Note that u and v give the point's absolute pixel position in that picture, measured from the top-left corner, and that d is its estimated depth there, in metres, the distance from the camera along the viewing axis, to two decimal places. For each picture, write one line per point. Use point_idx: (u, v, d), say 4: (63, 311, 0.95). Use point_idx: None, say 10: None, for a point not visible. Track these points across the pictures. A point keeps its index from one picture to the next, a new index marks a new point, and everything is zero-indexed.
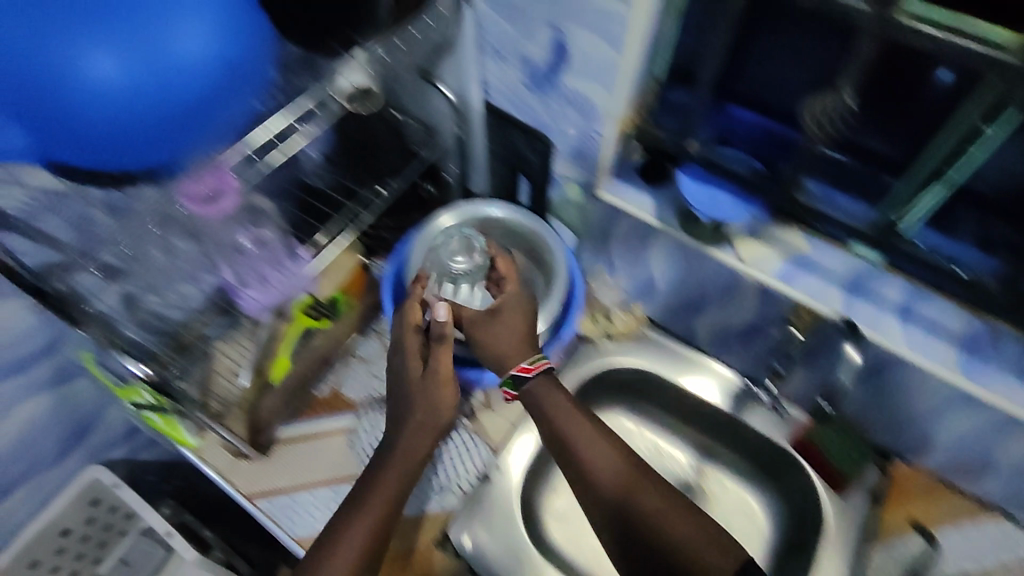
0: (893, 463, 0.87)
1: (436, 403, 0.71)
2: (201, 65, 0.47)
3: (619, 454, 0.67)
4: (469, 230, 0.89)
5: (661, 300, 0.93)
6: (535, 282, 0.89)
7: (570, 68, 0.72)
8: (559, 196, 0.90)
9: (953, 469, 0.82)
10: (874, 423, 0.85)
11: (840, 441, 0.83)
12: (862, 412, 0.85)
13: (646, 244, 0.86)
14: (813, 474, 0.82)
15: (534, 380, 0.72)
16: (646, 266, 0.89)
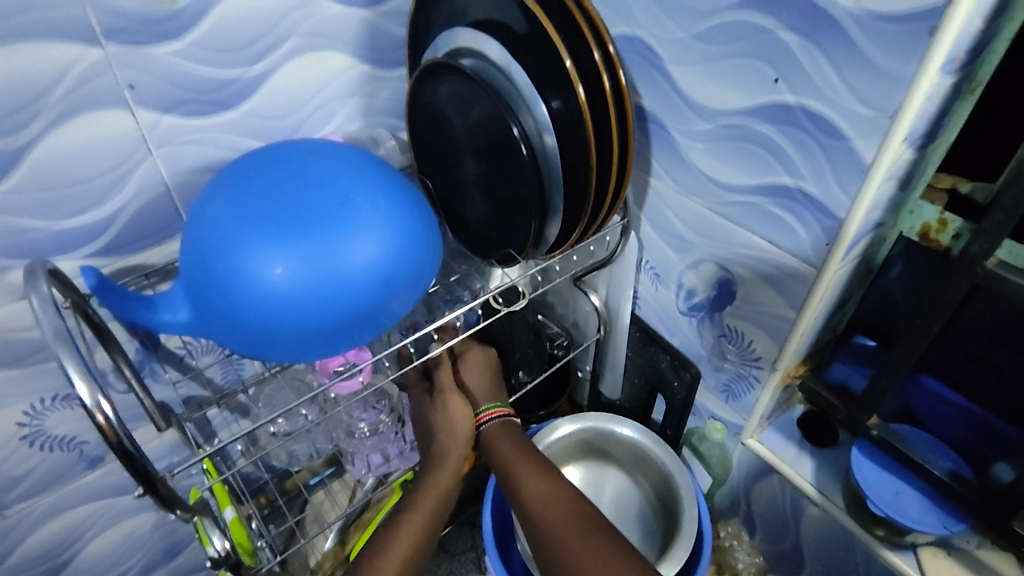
0: None
1: (451, 423, 0.64)
2: (365, 281, 0.49)
3: (555, 503, 0.59)
4: (591, 441, 0.81)
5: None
6: (655, 523, 0.77)
7: (733, 308, 0.66)
8: (697, 427, 0.80)
9: None
10: None
11: None
12: None
13: (796, 512, 0.72)
14: None
15: (492, 430, 0.65)
16: (790, 535, 0.75)
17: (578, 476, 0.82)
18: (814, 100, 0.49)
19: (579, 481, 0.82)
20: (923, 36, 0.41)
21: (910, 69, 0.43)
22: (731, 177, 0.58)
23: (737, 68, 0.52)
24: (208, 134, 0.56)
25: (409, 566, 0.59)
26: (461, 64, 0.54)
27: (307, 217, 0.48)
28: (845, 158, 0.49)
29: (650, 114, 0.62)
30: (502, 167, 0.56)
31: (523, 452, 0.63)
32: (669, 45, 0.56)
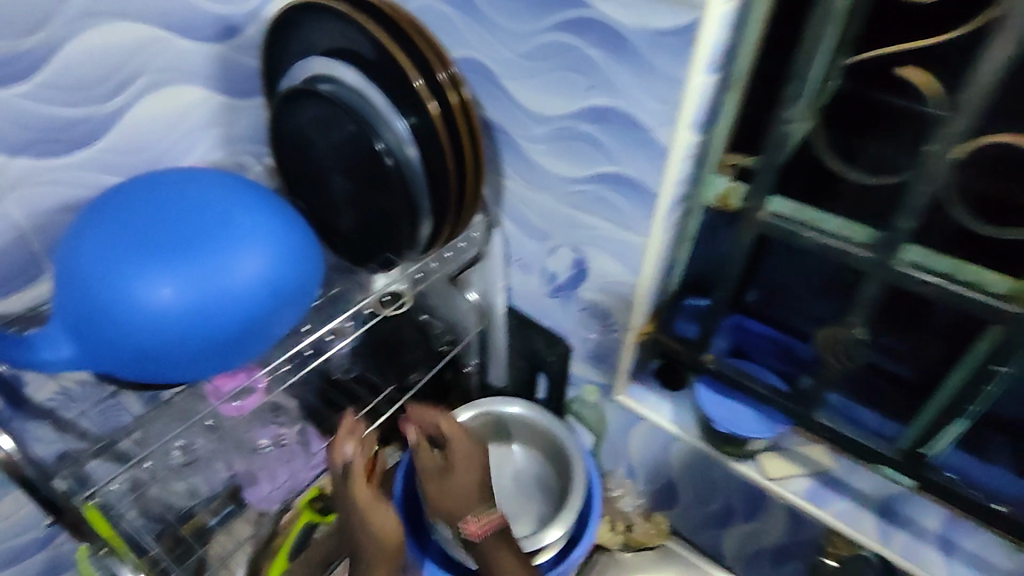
0: None
1: (376, 534, 0.59)
2: (252, 295, 0.52)
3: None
4: (486, 427, 0.88)
5: (681, 507, 0.91)
6: (554, 485, 0.86)
7: (588, 284, 0.77)
8: (577, 394, 0.91)
9: None
10: None
11: None
12: None
13: (665, 448, 0.84)
14: None
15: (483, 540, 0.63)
16: (665, 470, 0.87)
17: None
18: (619, 101, 0.60)
19: None
20: (686, 45, 0.54)
21: (682, 72, 0.55)
22: (569, 171, 0.69)
23: (558, 78, 0.63)
24: (64, 171, 0.56)
25: None
26: (319, 89, 0.59)
27: (187, 240, 0.50)
28: (648, 145, 0.61)
29: (495, 123, 0.71)
30: (369, 179, 0.62)
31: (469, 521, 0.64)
32: (500, 62, 0.66)
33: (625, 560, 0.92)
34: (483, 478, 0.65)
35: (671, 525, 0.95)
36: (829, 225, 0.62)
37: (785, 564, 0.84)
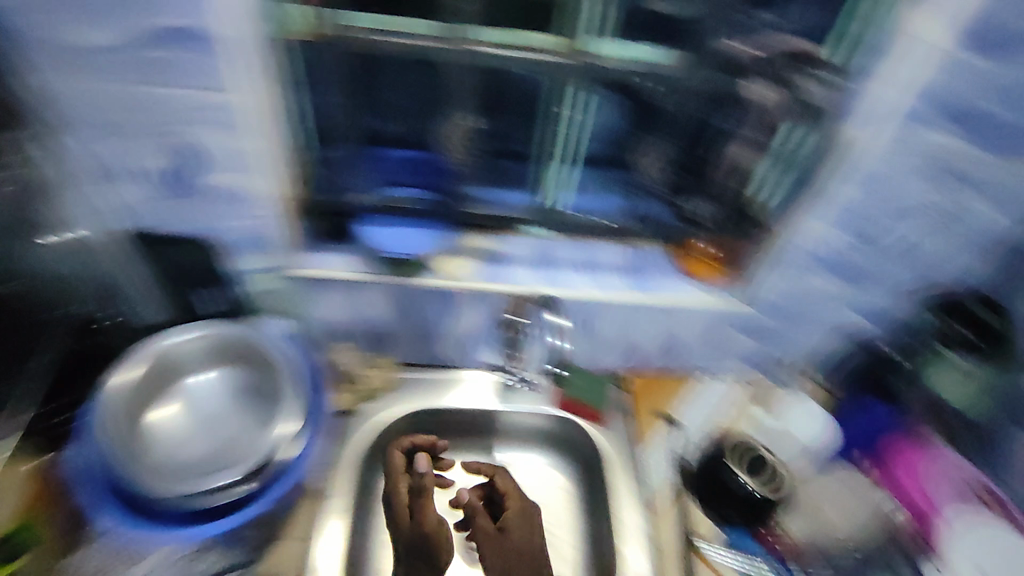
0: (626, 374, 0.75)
1: (431, 543, 0.57)
2: None
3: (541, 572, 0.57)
4: (165, 372, 0.63)
5: (402, 350, 0.74)
6: (259, 387, 0.64)
7: (200, 176, 0.59)
8: (258, 270, 0.66)
9: (668, 353, 0.73)
10: (591, 352, 0.73)
11: (575, 373, 0.74)
12: (583, 348, 0.73)
13: (312, 290, 0.66)
14: (580, 424, 0.69)
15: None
16: (361, 320, 0.70)
17: (186, 403, 0.64)
18: None
19: (184, 405, 0.63)
20: None
21: None
22: (94, 34, 0.50)
23: None
24: None
25: None
26: None
27: None
28: None
29: None
30: None
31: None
32: None
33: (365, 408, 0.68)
34: (437, 519, 0.58)
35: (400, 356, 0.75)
36: (410, 24, 0.57)
37: (459, 314, 0.69)
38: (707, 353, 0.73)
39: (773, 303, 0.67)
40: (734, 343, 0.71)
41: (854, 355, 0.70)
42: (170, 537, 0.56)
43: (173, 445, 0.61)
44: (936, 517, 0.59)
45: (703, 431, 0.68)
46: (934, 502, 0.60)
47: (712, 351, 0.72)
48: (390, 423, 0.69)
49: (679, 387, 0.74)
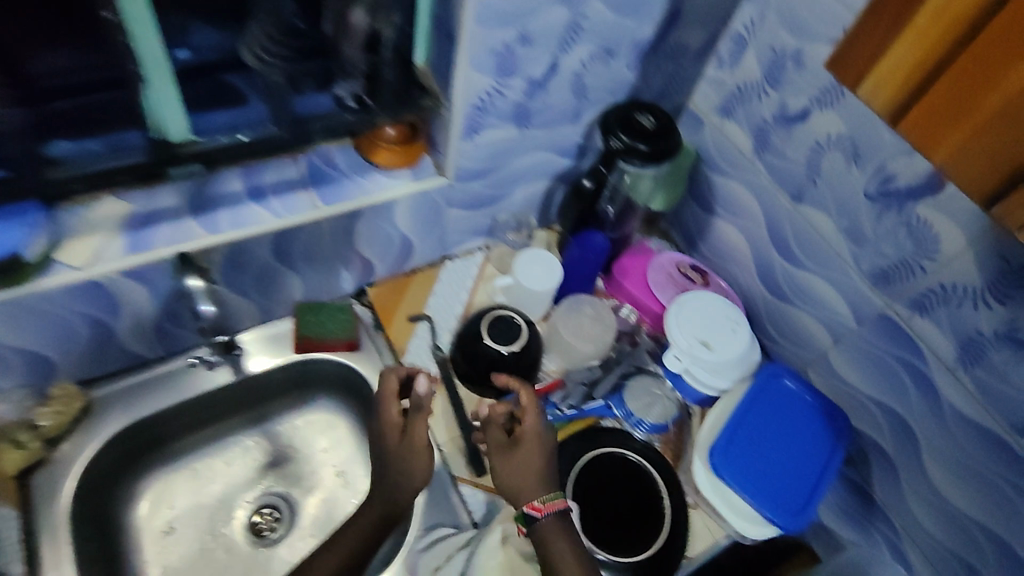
0: (369, 290, 1.02)
1: (410, 470, 0.81)
2: None
3: (537, 472, 0.80)
4: None
5: (131, 306, 0.78)
6: None
7: None
8: (101, 246, 0.73)
9: (402, 259, 1.01)
10: (327, 283, 0.96)
11: (313, 314, 0.94)
12: (314, 287, 0.95)
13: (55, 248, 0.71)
14: (327, 356, 0.97)
15: (546, 518, 0.76)
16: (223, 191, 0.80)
17: None
18: None
19: None
20: None
21: None
22: None
23: None
24: None
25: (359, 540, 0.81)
26: None
27: None
28: None
29: None
30: None
31: (565, 537, 0.75)
32: None
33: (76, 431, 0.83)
34: (545, 460, 0.81)
35: (299, 295, 0.95)
36: None
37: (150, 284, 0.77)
38: (429, 235, 1.00)
39: (440, 211, 0.97)
40: (451, 217, 0.99)
41: (551, 195, 1.09)
42: None
43: None
44: (658, 306, 1.06)
45: None
46: (653, 294, 1.06)
47: (496, 156, 0.93)
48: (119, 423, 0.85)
49: (413, 280, 1.05)
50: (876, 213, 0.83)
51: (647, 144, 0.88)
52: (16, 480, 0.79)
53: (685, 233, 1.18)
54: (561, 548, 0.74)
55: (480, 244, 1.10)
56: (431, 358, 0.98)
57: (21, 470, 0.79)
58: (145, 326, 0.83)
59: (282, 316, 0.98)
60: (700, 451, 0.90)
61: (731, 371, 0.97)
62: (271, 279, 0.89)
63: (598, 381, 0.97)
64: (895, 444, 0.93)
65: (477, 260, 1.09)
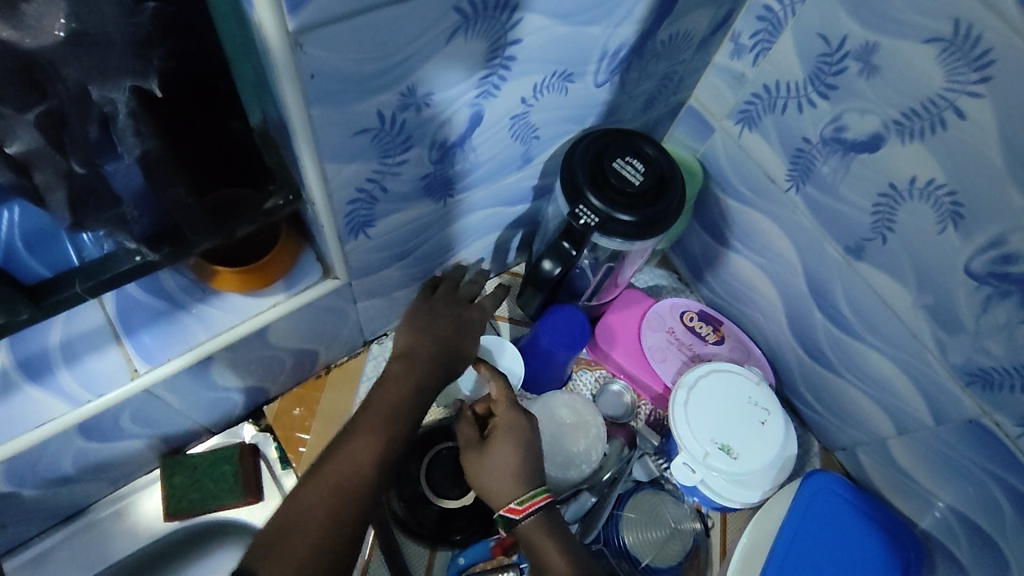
0: (268, 409, 0.75)
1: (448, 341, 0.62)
2: None
3: (520, 461, 0.59)
4: None
5: None
6: None
7: None
8: None
9: (306, 367, 0.73)
10: (202, 424, 0.69)
11: (191, 475, 0.70)
12: (184, 433, 0.69)
13: None
14: (219, 518, 0.72)
15: (526, 522, 0.57)
16: None
17: None
18: None
19: None
20: None
21: None
22: None
23: None
24: None
25: (368, 481, 0.51)
26: None
27: None
28: None
29: None
30: None
31: (561, 542, 0.57)
32: None
33: None
34: (524, 458, 0.59)
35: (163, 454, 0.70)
36: None
37: None
38: (338, 334, 0.72)
39: (345, 310, 0.68)
40: (364, 309, 0.70)
41: (506, 244, 0.79)
42: None
43: None
44: (659, 382, 0.80)
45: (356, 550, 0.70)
46: (652, 366, 0.80)
47: (414, 234, 0.62)
48: None
49: (328, 383, 0.77)
50: (983, 297, 0.56)
51: (633, 212, 0.58)
52: None
53: (688, 260, 0.89)
54: (554, 554, 0.56)
55: None
56: None
57: None
58: None
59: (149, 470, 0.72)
60: None
61: (761, 479, 0.73)
62: (107, 455, 0.62)
63: (588, 512, 0.73)
64: (974, 560, 0.72)
65: None
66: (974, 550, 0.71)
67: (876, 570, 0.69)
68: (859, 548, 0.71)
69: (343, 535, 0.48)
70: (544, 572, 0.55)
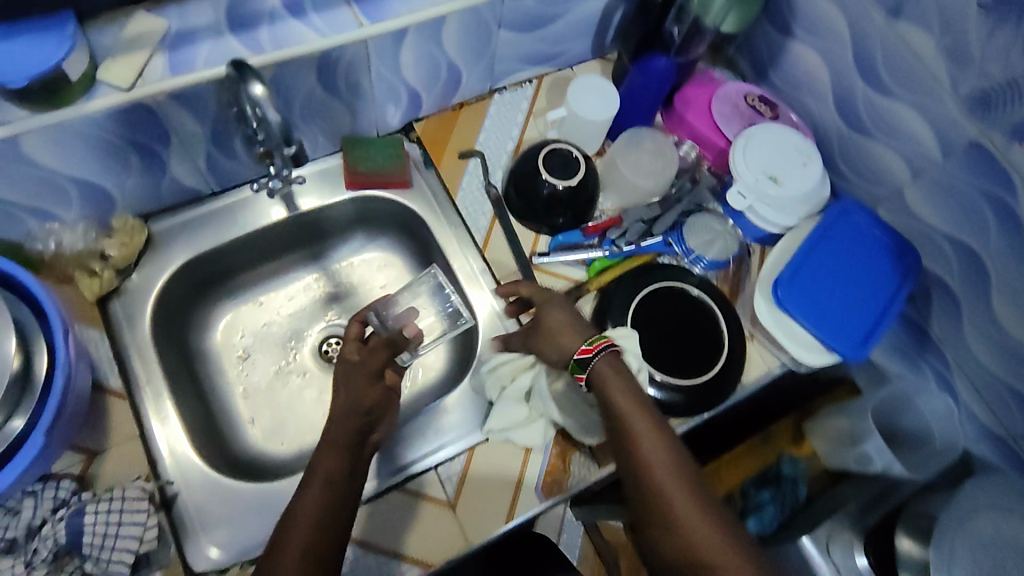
0: (417, 126, 0.98)
1: (359, 393, 0.76)
2: None
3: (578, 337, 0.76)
4: None
5: (181, 133, 0.75)
6: None
7: None
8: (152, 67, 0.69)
9: (449, 92, 0.95)
10: (377, 114, 0.92)
11: (365, 150, 0.92)
12: (363, 119, 0.91)
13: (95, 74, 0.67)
14: (382, 194, 0.95)
15: (598, 360, 0.72)
16: (258, 6, 0.74)
17: None
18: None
19: None
20: None
21: None
22: None
23: None
24: None
25: (339, 480, 0.66)
26: None
27: None
28: None
29: None
30: None
31: (622, 384, 0.71)
32: None
33: (147, 260, 0.84)
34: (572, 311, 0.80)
35: (346, 134, 0.93)
36: None
37: (204, 108, 0.73)
38: (480, 61, 0.93)
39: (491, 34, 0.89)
40: (504, 41, 0.91)
41: (612, 17, 0.98)
42: (23, 438, 0.65)
43: None
44: (722, 140, 0.99)
45: (480, 225, 0.94)
46: (718, 127, 0.99)
47: None
48: (205, 269, 0.90)
49: (462, 114, 0.99)
50: (990, 26, 0.74)
51: None
52: (97, 307, 0.81)
53: (754, 60, 1.07)
54: (621, 397, 0.70)
55: (530, 75, 1.02)
56: (486, 197, 0.95)
57: (100, 300, 0.81)
58: (196, 155, 0.80)
59: (333, 153, 0.95)
60: (763, 286, 0.91)
61: (797, 208, 0.93)
62: (319, 114, 0.86)
63: (658, 217, 0.94)
64: (963, 282, 0.90)
65: (527, 94, 1.01)
66: (963, 269, 0.89)
67: (882, 270, 0.88)
68: (871, 256, 0.89)
69: (333, 534, 0.63)
70: (611, 407, 0.69)
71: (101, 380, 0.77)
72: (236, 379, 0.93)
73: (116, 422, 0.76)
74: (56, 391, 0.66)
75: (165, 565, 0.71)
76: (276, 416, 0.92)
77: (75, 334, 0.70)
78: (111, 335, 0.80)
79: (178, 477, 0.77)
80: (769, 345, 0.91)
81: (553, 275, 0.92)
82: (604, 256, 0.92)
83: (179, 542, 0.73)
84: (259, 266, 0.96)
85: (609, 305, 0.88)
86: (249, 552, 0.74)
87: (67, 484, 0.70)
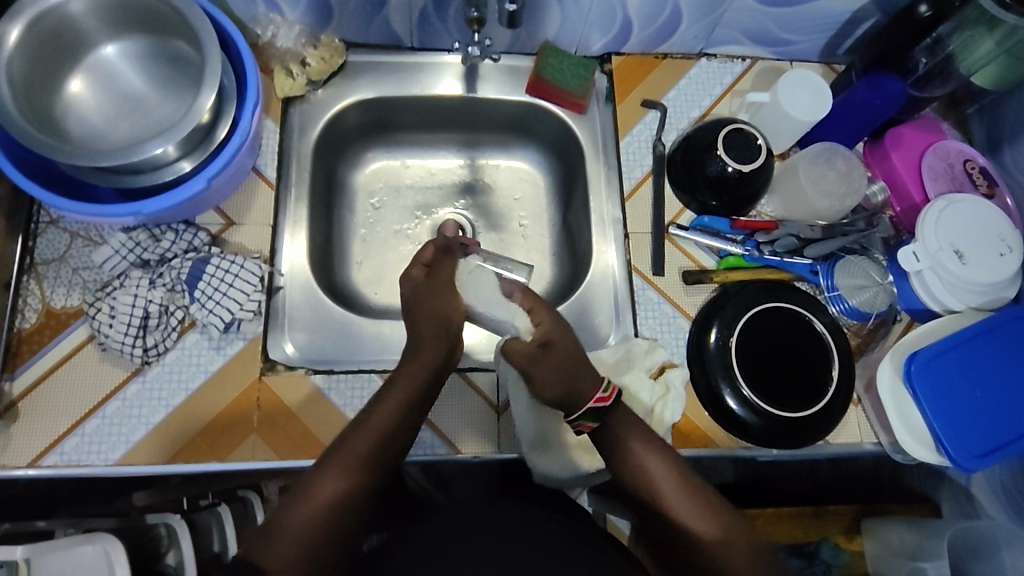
0: (615, 60, 0.96)
1: (452, 306, 0.76)
2: None
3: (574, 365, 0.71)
4: (131, 53, 0.75)
5: None
6: (186, 52, 0.75)
7: None
8: None
9: (659, 37, 0.93)
10: (584, 32, 0.92)
11: (558, 61, 0.93)
12: (569, 31, 0.92)
13: None
14: (556, 110, 0.95)
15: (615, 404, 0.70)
16: None
17: (86, 82, 0.74)
18: None
19: (100, 104, 0.74)
20: None
21: None
22: None
23: None
24: None
25: (409, 403, 0.70)
26: None
27: None
28: None
29: None
30: None
31: (628, 427, 0.70)
32: None
33: (335, 83, 0.91)
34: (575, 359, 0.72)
35: (547, 39, 0.94)
36: None
37: None
38: (704, 18, 0.89)
39: None
40: (737, 6, 0.87)
41: (858, 23, 0.91)
42: (191, 182, 0.73)
43: (99, 119, 0.74)
44: (918, 193, 0.90)
45: (635, 176, 0.92)
46: (921, 179, 0.90)
47: None
48: (377, 112, 0.95)
49: (661, 65, 0.96)
50: None
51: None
52: (281, 104, 0.89)
53: (993, 127, 0.95)
54: (641, 447, 0.69)
55: (745, 52, 0.97)
56: (649, 152, 0.93)
57: (286, 100, 0.89)
58: (413, 6, 0.85)
59: (527, 54, 0.96)
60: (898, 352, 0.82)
61: (971, 296, 0.83)
62: (534, 8, 0.87)
63: (816, 241, 0.88)
64: None
65: (734, 69, 0.97)
66: None
67: None
68: None
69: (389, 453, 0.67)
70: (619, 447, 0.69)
71: (259, 167, 0.85)
72: (362, 220, 0.99)
73: (259, 204, 0.84)
74: (230, 150, 0.74)
75: (251, 338, 0.78)
76: (378, 266, 0.97)
77: (259, 110, 0.77)
78: (282, 131, 0.88)
79: (290, 276, 0.83)
80: (872, 418, 0.84)
81: (682, 251, 0.89)
82: (741, 256, 0.88)
83: (267, 334, 0.80)
84: (420, 131, 1.01)
85: (727, 304, 0.83)
86: (317, 362, 0.80)
87: (203, 235, 0.80)
